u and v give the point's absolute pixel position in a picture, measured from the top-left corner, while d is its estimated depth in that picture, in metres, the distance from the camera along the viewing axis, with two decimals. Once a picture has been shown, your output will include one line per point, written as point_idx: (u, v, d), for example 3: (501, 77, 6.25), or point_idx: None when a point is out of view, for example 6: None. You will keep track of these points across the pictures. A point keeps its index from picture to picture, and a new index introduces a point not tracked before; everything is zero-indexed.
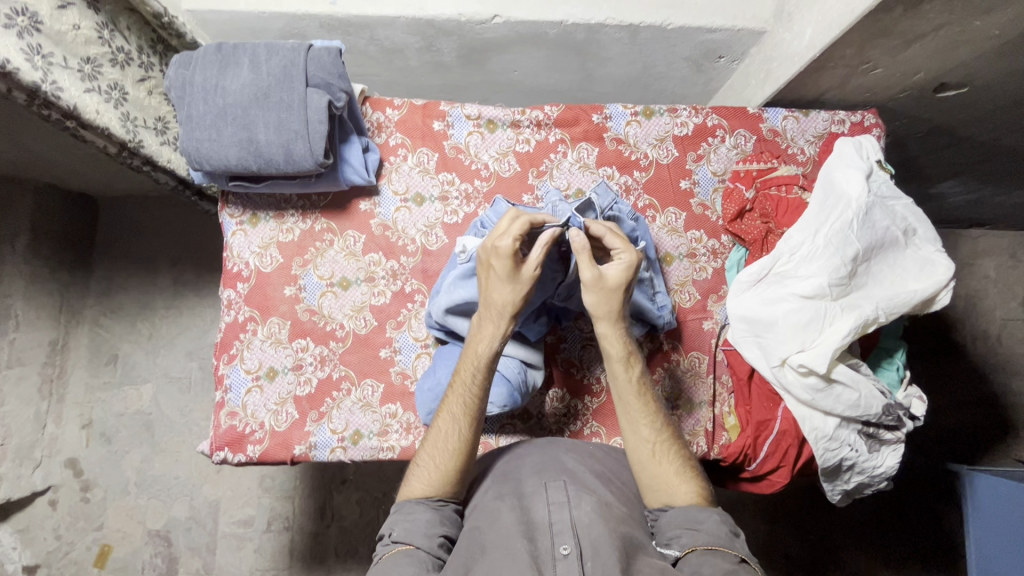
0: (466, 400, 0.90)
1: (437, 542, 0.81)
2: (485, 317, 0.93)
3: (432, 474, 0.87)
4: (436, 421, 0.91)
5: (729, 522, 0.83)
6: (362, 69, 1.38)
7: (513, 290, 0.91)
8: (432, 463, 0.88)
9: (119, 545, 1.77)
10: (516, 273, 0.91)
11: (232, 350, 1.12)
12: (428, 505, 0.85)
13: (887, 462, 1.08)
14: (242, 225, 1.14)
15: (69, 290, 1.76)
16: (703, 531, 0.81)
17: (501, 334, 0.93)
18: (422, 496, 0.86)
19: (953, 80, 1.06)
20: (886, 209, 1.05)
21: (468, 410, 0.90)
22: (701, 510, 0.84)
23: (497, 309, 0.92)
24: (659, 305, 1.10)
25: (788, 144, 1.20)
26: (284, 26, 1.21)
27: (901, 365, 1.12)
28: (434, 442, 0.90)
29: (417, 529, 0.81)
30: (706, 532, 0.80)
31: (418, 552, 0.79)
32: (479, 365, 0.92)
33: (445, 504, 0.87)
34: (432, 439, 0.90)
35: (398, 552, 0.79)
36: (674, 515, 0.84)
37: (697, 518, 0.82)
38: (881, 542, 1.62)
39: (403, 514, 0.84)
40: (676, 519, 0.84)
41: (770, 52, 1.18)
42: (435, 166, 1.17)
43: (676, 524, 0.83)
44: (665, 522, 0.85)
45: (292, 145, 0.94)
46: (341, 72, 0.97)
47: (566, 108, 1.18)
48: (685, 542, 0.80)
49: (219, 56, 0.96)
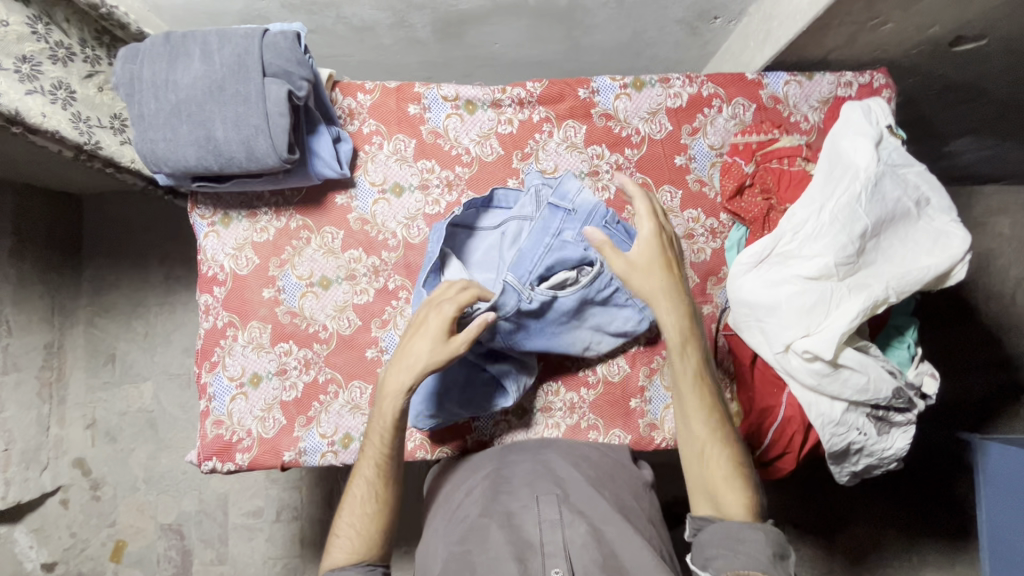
0: (377, 463, 0.89)
1: None
2: (394, 373, 0.90)
3: (353, 541, 0.85)
4: (350, 486, 0.89)
5: (773, 543, 0.79)
6: (333, 49, 1.28)
7: (430, 351, 0.89)
8: (353, 531, 0.86)
9: (133, 539, 1.79)
10: (442, 337, 0.89)
11: (213, 358, 1.08)
12: (358, 570, 0.82)
13: (898, 444, 1.03)
14: (214, 226, 1.09)
15: (60, 292, 1.73)
16: (741, 553, 0.79)
17: (406, 389, 0.88)
18: (345, 563, 0.83)
19: (972, 32, 0.97)
20: (896, 178, 0.97)
21: (382, 471, 0.88)
22: (745, 528, 0.81)
23: (412, 361, 0.89)
24: (640, 308, 1.03)
25: (791, 111, 1.12)
26: (242, 8, 1.12)
27: (912, 343, 1.06)
28: (352, 505, 0.88)
29: None
30: (745, 553, 0.78)
31: None
32: (386, 427, 0.89)
33: (373, 568, 0.84)
34: (349, 505, 0.88)
35: None
36: (713, 532, 0.83)
37: (742, 537, 0.80)
38: (892, 511, 1.60)
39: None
40: (716, 538, 0.82)
41: (769, 10, 1.08)
42: (414, 153, 1.10)
43: (715, 543, 0.82)
44: (704, 539, 0.84)
45: (252, 142, 0.88)
46: (301, 58, 0.89)
47: (550, 84, 1.10)
48: (719, 566, 0.79)
49: (167, 47, 0.88)
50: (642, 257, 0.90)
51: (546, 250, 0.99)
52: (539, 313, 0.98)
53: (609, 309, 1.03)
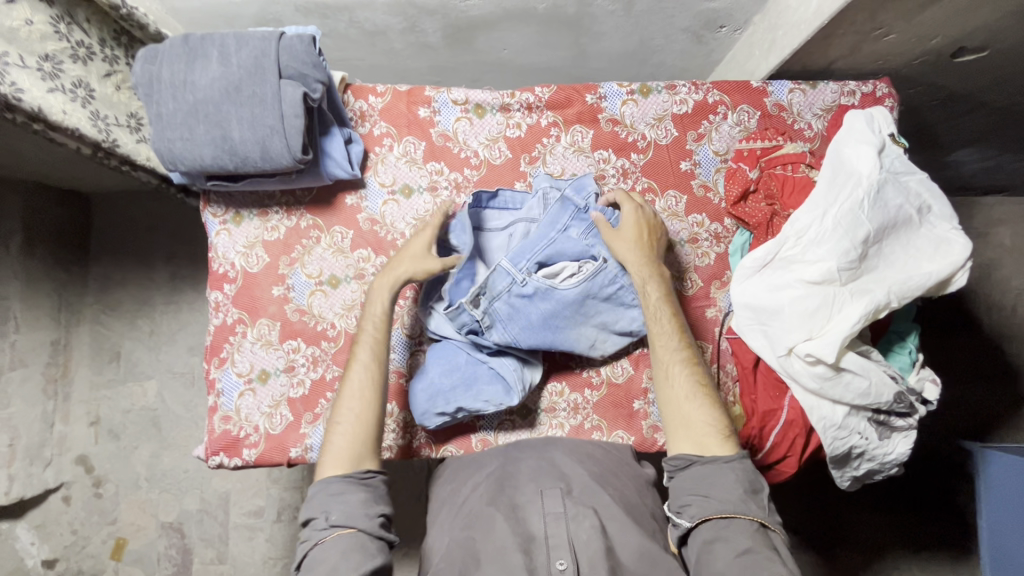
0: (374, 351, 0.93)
1: (378, 522, 0.83)
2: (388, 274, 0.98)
3: (355, 425, 0.88)
4: (348, 373, 0.92)
5: (744, 483, 0.82)
6: (344, 53, 1.31)
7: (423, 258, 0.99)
8: (353, 417, 0.89)
9: (134, 537, 1.79)
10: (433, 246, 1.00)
11: (223, 354, 1.09)
12: (357, 481, 0.85)
13: (899, 449, 1.04)
14: (226, 224, 1.11)
15: (67, 290, 1.75)
16: (713, 498, 0.81)
17: (395, 286, 0.98)
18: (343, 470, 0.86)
19: (973, 43, 0.99)
20: (898, 186, 0.99)
21: (380, 357, 0.93)
22: (715, 473, 0.83)
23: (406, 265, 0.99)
24: None
25: (795, 119, 1.13)
26: (257, 12, 1.14)
27: (913, 349, 1.07)
28: (352, 391, 0.91)
29: (355, 510, 0.82)
30: (717, 499, 0.81)
31: (359, 533, 0.80)
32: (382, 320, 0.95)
33: (372, 475, 0.87)
34: (348, 393, 0.91)
35: (340, 535, 0.80)
36: (686, 478, 0.85)
37: (710, 482, 0.82)
38: (894, 518, 1.60)
39: (335, 494, 0.83)
40: (687, 483, 0.84)
41: (774, 20, 1.10)
42: (423, 155, 1.12)
43: (687, 489, 0.83)
44: (678, 484, 0.85)
45: (268, 142, 0.90)
46: (316, 61, 0.91)
47: (558, 89, 1.12)
48: (694, 512, 0.82)
49: (185, 48, 0.90)
50: (625, 223, 1.00)
51: (548, 243, 1.03)
52: (530, 297, 1.00)
53: (614, 307, 1.03)
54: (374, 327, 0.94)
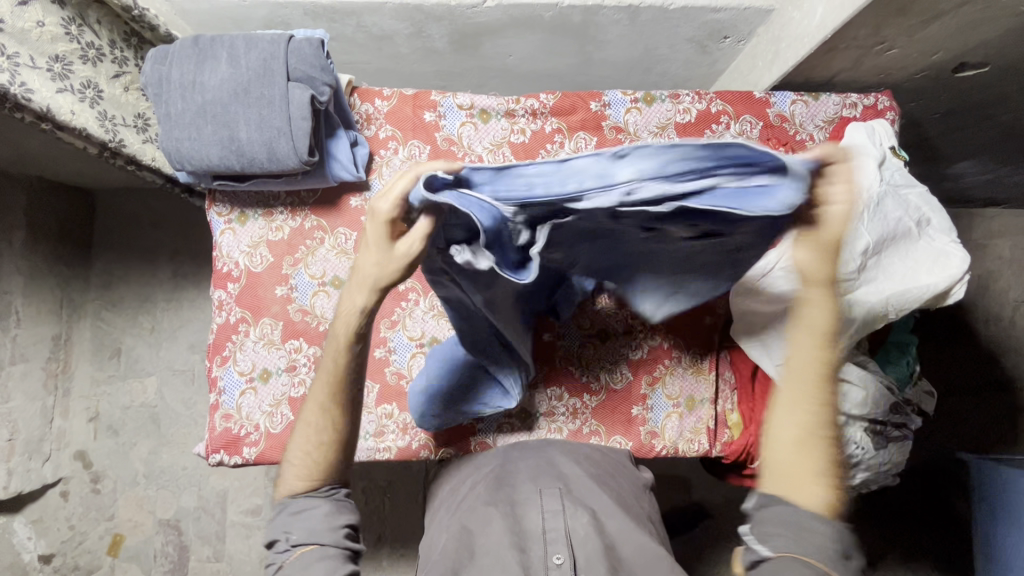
0: (334, 389, 0.80)
1: (343, 533, 0.79)
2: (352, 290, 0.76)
3: (307, 464, 0.81)
4: (303, 414, 0.82)
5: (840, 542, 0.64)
6: (351, 57, 1.32)
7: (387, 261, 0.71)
8: (305, 455, 0.81)
9: (131, 533, 1.79)
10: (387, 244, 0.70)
11: (225, 352, 1.10)
12: (327, 496, 0.80)
13: (894, 460, 1.05)
14: (231, 224, 1.12)
15: (69, 285, 1.76)
16: (807, 539, 0.64)
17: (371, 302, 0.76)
18: (300, 491, 0.80)
19: (975, 59, 1.00)
20: (898, 198, 1.00)
21: (335, 398, 0.80)
22: (812, 522, 0.64)
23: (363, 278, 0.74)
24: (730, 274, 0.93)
25: (797, 129, 1.14)
26: (266, 14, 1.15)
27: (911, 361, 1.08)
28: (307, 429, 0.81)
29: (318, 526, 0.77)
30: (814, 542, 0.63)
31: (323, 548, 0.77)
32: (339, 354, 0.79)
33: (337, 490, 0.82)
34: (303, 433, 0.81)
35: (302, 554, 0.76)
36: (774, 513, 0.66)
37: (806, 526, 0.64)
38: (889, 527, 1.60)
39: (295, 514, 0.79)
40: (776, 514, 0.66)
41: (778, 32, 1.12)
42: (428, 159, 1.13)
43: (777, 520, 0.65)
44: (763, 514, 0.67)
45: (274, 143, 0.91)
46: (324, 64, 0.92)
47: (563, 96, 1.13)
48: (776, 544, 0.64)
49: (196, 50, 0.91)
50: (831, 221, 0.61)
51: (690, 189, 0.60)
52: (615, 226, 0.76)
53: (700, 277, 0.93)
54: (336, 362, 0.79)
